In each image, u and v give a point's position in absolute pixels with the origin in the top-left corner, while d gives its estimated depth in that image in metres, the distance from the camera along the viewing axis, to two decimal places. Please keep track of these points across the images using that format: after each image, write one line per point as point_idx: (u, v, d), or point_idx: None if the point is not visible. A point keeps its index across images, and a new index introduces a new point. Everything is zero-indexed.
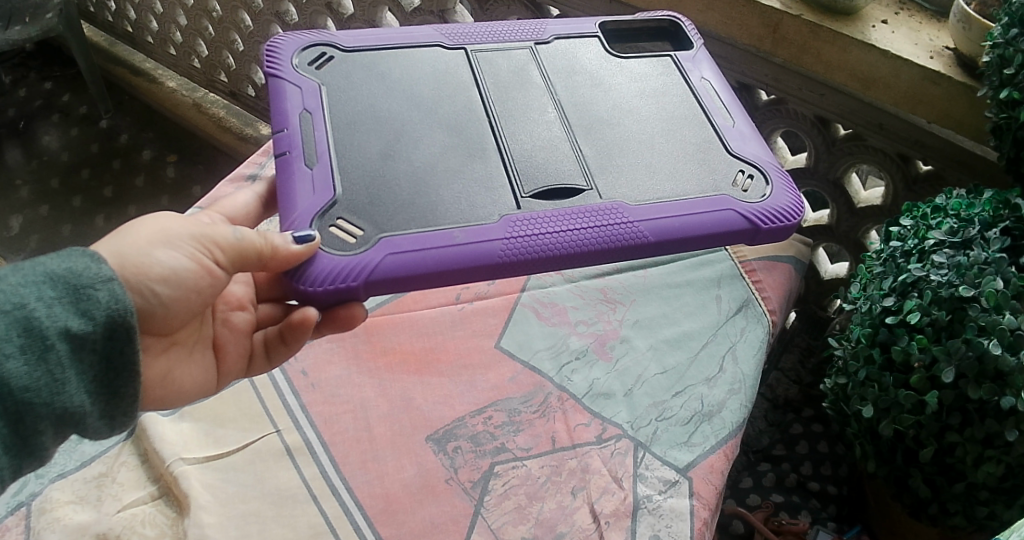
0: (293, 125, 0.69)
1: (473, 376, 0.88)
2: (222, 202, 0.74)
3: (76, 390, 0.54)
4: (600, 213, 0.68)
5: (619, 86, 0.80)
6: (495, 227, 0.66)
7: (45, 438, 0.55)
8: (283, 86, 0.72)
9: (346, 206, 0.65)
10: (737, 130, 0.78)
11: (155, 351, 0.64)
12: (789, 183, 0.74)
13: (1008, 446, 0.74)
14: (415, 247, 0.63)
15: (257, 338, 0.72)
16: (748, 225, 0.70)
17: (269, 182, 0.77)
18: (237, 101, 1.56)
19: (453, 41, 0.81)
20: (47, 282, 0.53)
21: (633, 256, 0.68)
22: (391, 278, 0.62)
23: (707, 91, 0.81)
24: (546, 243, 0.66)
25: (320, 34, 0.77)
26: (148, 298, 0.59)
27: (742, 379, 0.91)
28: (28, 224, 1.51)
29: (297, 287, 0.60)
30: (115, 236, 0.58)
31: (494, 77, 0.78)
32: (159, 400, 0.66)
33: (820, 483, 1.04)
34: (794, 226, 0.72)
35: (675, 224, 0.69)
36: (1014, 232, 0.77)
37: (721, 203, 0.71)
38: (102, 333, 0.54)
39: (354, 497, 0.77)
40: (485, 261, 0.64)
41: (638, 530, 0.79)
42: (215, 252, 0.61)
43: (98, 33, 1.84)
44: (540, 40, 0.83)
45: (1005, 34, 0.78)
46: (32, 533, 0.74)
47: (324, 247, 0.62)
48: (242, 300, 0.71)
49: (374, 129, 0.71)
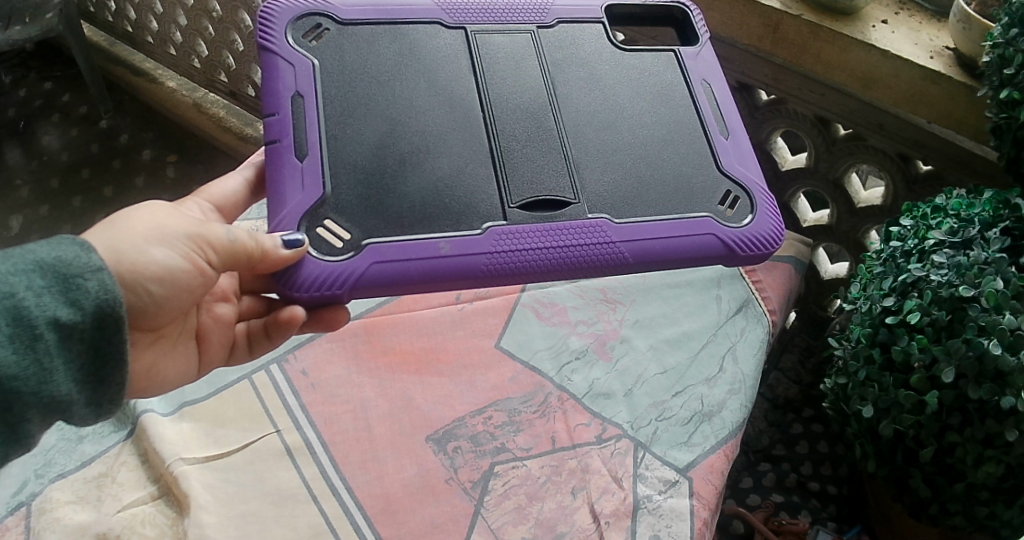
0: (285, 109, 0.68)
1: (473, 377, 0.88)
2: (209, 189, 0.73)
3: (63, 378, 0.54)
4: (583, 231, 0.69)
5: (616, 81, 0.79)
6: (482, 239, 0.67)
7: (32, 426, 0.55)
8: (277, 62, 0.70)
9: (335, 206, 0.65)
10: (730, 145, 0.77)
11: (142, 345, 0.64)
12: (772, 209, 0.75)
13: (1009, 446, 0.74)
14: (402, 256, 0.64)
15: (238, 330, 0.72)
16: (725, 251, 0.71)
17: (257, 168, 0.77)
18: (237, 102, 1.56)
19: (453, 18, 0.79)
20: (37, 270, 0.53)
21: (612, 274, 0.70)
22: (375, 287, 0.63)
23: (707, 98, 0.81)
24: (529, 260, 0.67)
25: (318, 1, 0.75)
26: (141, 296, 0.59)
27: (742, 379, 0.91)
28: (28, 224, 1.51)
29: (287, 292, 0.62)
30: (111, 230, 0.58)
31: (492, 64, 0.77)
32: (143, 390, 0.67)
33: (820, 483, 1.04)
34: (770, 254, 0.73)
35: (656, 246, 0.70)
36: (1014, 232, 0.77)
37: (702, 226, 0.71)
38: (90, 322, 0.54)
39: (354, 497, 0.77)
40: (469, 273, 0.65)
41: (638, 530, 0.79)
42: (208, 252, 0.61)
43: (98, 33, 1.84)
44: (544, 24, 0.81)
45: (1005, 34, 0.78)
46: (32, 533, 0.74)
47: (311, 251, 0.63)
48: (227, 292, 0.71)
49: (367, 118, 0.70)
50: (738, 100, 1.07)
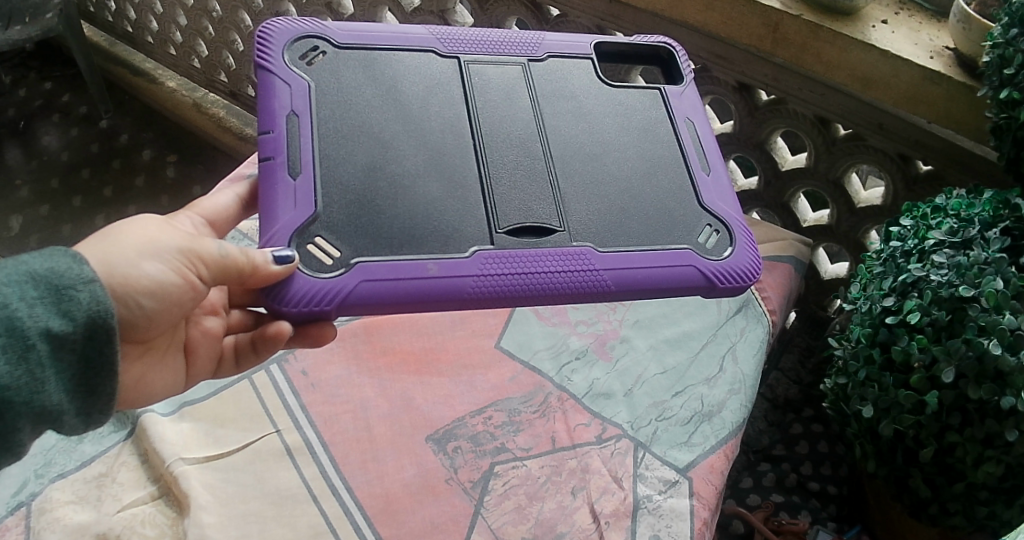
0: (280, 126, 0.69)
1: (473, 376, 0.88)
2: (203, 203, 0.73)
3: (54, 388, 0.54)
4: (568, 258, 0.69)
5: (603, 116, 0.80)
6: (469, 262, 0.66)
7: (23, 435, 0.55)
8: (273, 81, 0.71)
9: (326, 224, 0.65)
10: (711, 180, 0.78)
11: (132, 357, 0.64)
12: (751, 243, 0.75)
13: (1009, 446, 0.74)
14: (390, 276, 0.64)
15: (226, 343, 0.72)
16: (705, 283, 0.71)
17: (251, 184, 0.77)
18: (237, 101, 1.56)
19: (447, 47, 0.80)
20: (30, 282, 0.53)
21: (593, 302, 0.69)
22: (362, 306, 0.63)
23: (691, 134, 0.81)
24: (512, 286, 0.66)
25: (315, 25, 0.76)
26: (132, 310, 0.59)
27: (742, 379, 0.91)
28: (28, 225, 1.51)
29: (276, 307, 0.61)
30: (104, 242, 0.58)
31: (483, 92, 0.78)
32: (129, 402, 0.66)
33: (821, 483, 1.04)
34: (747, 288, 0.73)
35: (639, 275, 0.69)
36: (1014, 232, 0.77)
37: (683, 257, 0.71)
38: (82, 333, 0.54)
39: (354, 497, 0.77)
40: (455, 296, 0.65)
41: (638, 530, 0.79)
42: (200, 267, 0.61)
43: (98, 33, 1.84)
44: (534, 57, 0.82)
45: (1005, 34, 0.77)
46: (32, 533, 0.74)
47: (301, 267, 0.62)
48: (216, 305, 0.71)
49: (359, 141, 0.71)
50: (739, 100, 1.06)
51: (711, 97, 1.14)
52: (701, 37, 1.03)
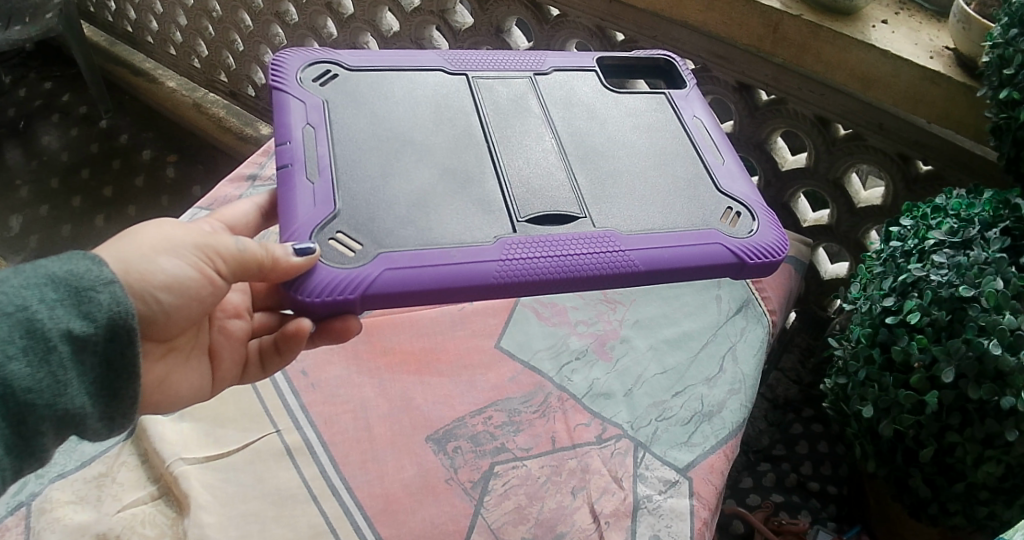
0: (296, 138, 0.69)
1: (473, 376, 0.88)
2: (224, 211, 0.73)
3: (77, 391, 0.54)
4: (592, 241, 0.68)
5: (615, 120, 0.81)
6: (491, 249, 0.66)
7: (46, 440, 0.55)
8: (287, 101, 0.72)
9: (346, 220, 0.65)
10: (726, 168, 0.78)
11: (153, 357, 0.64)
12: (774, 222, 0.74)
13: (1008, 447, 0.74)
14: (414, 262, 0.63)
15: (252, 347, 0.72)
16: (734, 260, 0.70)
17: (270, 193, 0.76)
18: (237, 101, 1.57)
19: (456, 66, 0.81)
20: (49, 284, 0.53)
21: (622, 285, 0.68)
22: (388, 293, 0.62)
23: (700, 130, 0.82)
24: (540, 267, 0.65)
25: (326, 52, 0.78)
26: (151, 305, 0.59)
27: (742, 379, 0.91)
28: (28, 225, 1.51)
29: (297, 298, 0.60)
30: (119, 242, 0.58)
31: (494, 104, 0.79)
32: (154, 405, 0.66)
33: (820, 483, 1.04)
34: (776, 265, 0.72)
35: (666, 255, 0.68)
36: (1014, 232, 0.77)
37: (708, 237, 0.70)
38: (103, 335, 0.54)
39: (354, 497, 0.77)
40: (482, 280, 0.64)
41: (638, 529, 0.79)
42: (217, 262, 0.61)
43: (98, 33, 1.84)
44: (540, 71, 0.83)
45: (1005, 34, 0.78)
46: (32, 533, 0.74)
47: (324, 260, 0.62)
48: (239, 307, 0.71)
49: (375, 147, 0.71)
50: (739, 100, 1.06)
51: (711, 97, 1.14)
52: (701, 37, 1.03)
